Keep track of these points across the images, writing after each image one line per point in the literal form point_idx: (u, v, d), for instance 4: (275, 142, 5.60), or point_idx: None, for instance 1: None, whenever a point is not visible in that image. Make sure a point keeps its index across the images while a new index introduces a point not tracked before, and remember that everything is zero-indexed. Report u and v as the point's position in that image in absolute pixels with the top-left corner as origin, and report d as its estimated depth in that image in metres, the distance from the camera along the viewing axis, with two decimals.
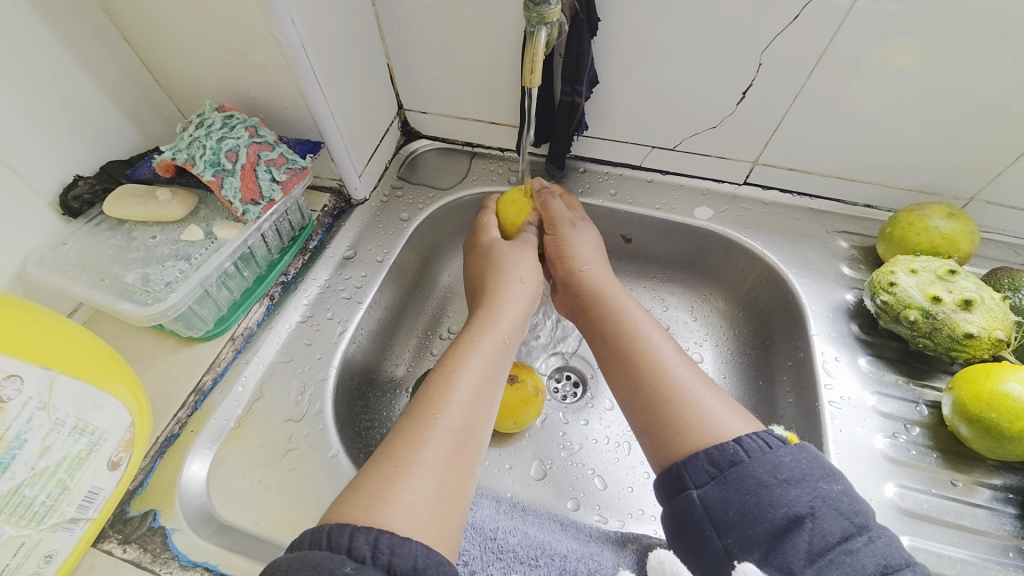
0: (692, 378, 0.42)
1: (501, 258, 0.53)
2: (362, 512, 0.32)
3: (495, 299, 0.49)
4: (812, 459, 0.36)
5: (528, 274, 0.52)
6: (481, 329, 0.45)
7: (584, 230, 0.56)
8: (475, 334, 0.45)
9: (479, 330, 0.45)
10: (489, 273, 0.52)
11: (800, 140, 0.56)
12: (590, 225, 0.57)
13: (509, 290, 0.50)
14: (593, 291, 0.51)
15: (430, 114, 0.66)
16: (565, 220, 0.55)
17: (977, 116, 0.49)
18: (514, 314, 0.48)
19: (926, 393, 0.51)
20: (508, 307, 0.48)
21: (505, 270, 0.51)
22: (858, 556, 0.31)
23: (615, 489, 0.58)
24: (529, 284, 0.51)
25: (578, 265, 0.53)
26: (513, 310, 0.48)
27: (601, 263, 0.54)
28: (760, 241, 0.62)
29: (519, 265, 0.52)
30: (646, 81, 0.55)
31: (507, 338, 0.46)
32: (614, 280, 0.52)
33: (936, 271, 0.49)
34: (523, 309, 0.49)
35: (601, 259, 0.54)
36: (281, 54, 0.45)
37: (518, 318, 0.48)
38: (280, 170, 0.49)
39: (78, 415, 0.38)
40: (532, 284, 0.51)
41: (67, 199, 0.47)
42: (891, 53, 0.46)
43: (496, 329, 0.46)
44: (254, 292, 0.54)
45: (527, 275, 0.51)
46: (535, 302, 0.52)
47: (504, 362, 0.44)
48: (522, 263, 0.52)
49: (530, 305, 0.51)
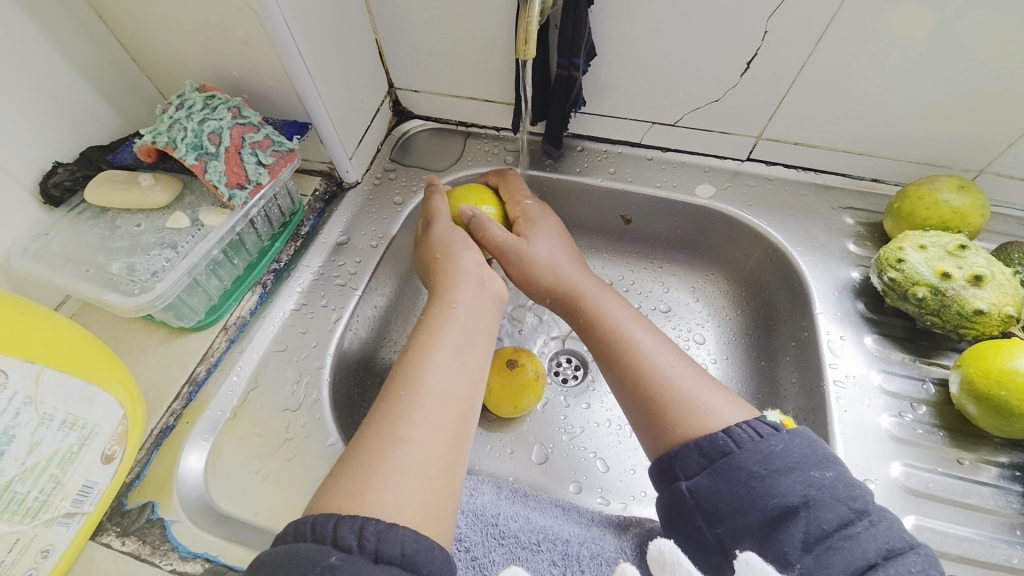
0: (681, 370, 0.41)
1: (444, 245, 0.50)
2: (343, 502, 0.31)
3: (449, 276, 0.47)
4: (806, 445, 0.35)
5: (452, 243, 0.50)
6: (436, 305, 0.44)
7: (535, 245, 0.52)
8: (433, 310, 0.44)
9: (443, 310, 0.44)
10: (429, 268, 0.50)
11: (805, 112, 0.54)
12: (545, 229, 0.53)
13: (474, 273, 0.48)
14: (569, 287, 0.50)
15: (422, 92, 0.64)
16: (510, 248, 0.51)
17: (990, 84, 0.47)
18: (478, 289, 0.46)
19: (932, 370, 0.50)
20: (462, 276, 0.47)
21: (441, 255, 0.49)
22: (857, 541, 0.30)
23: (617, 471, 0.57)
24: (456, 250, 0.49)
25: (547, 290, 0.51)
26: (466, 283, 0.46)
27: (570, 260, 0.52)
28: (765, 219, 0.60)
29: (456, 244, 0.50)
30: (646, 52, 0.53)
31: (464, 305, 0.44)
32: (591, 276, 0.51)
33: (946, 246, 0.47)
34: (478, 274, 0.48)
35: (570, 260, 0.52)
36: (262, 28, 0.43)
37: (477, 286, 0.47)
38: (266, 153, 0.48)
39: (67, 409, 0.37)
40: (477, 255, 0.49)
41: (47, 186, 0.45)
42: (903, 19, 0.44)
43: (450, 300, 0.45)
44: (246, 280, 0.53)
45: (442, 251, 0.49)
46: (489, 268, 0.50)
47: (472, 330, 0.43)
48: (483, 245, 0.50)
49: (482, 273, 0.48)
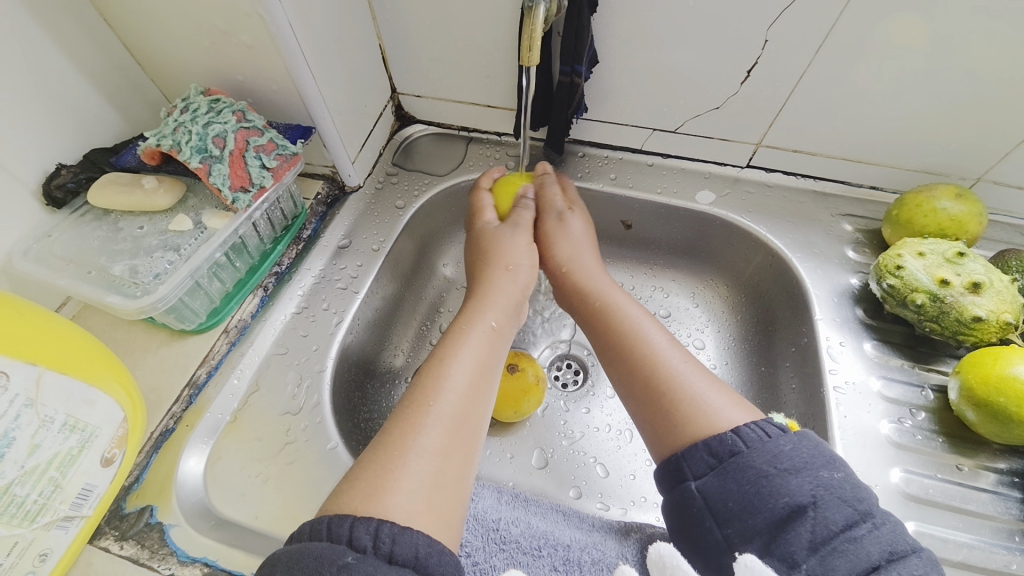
0: (689, 369, 0.41)
1: (493, 241, 0.52)
2: (361, 503, 0.31)
3: (485, 289, 0.47)
4: (814, 447, 0.35)
5: (521, 262, 0.50)
6: (472, 317, 0.44)
7: (572, 219, 0.54)
8: (468, 322, 0.44)
9: (468, 320, 0.44)
10: (475, 270, 0.51)
11: (804, 121, 0.55)
12: (582, 212, 0.56)
13: (498, 281, 0.48)
14: (583, 284, 0.51)
15: (425, 97, 0.64)
16: (552, 210, 0.55)
17: (987, 95, 0.48)
18: (506, 302, 0.47)
19: (931, 376, 0.51)
20: (501, 296, 0.47)
21: (492, 261, 0.50)
22: (862, 543, 0.30)
23: (617, 476, 0.57)
24: (518, 270, 0.49)
25: (561, 263, 0.53)
26: (504, 298, 0.47)
27: (590, 254, 0.53)
28: (764, 225, 0.61)
29: (510, 253, 0.50)
30: (647, 61, 0.53)
31: (498, 325, 0.45)
32: (606, 274, 0.52)
33: (944, 253, 0.48)
34: (516, 297, 0.48)
35: (595, 256, 0.53)
36: (267, 33, 0.43)
37: (509, 306, 0.47)
38: (270, 156, 0.48)
39: (68, 411, 0.37)
40: (524, 269, 0.50)
41: (50, 188, 0.45)
42: (900, 30, 0.45)
43: (487, 317, 0.45)
44: (247, 283, 0.53)
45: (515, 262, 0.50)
46: (528, 288, 0.50)
47: (497, 344, 0.43)
48: (513, 250, 0.50)
49: (523, 292, 0.49)
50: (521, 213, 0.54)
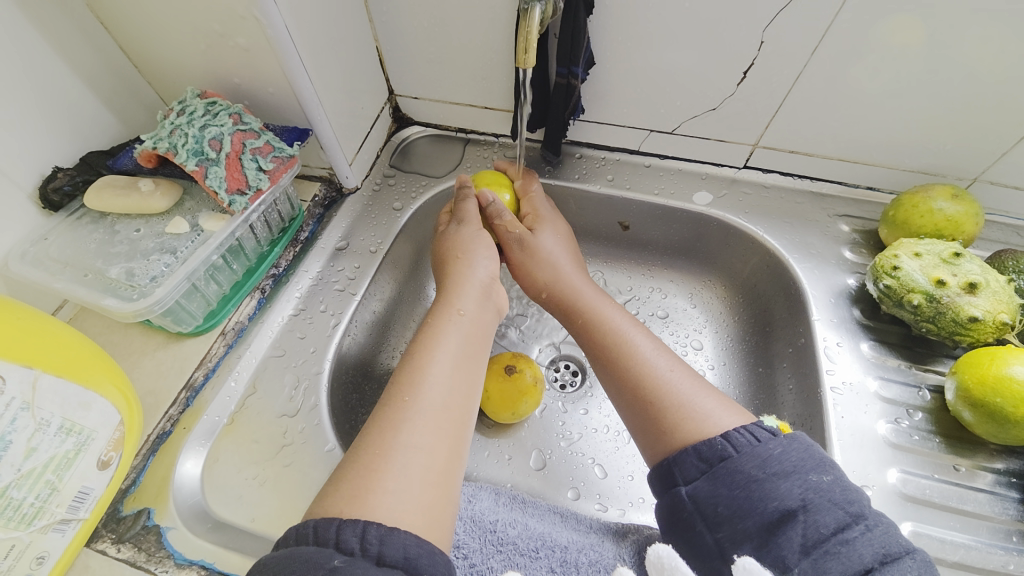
0: (677, 374, 0.42)
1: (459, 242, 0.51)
2: (346, 506, 0.31)
3: (450, 283, 0.48)
4: (804, 449, 0.35)
5: (475, 248, 0.50)
6: (439, 310, 0.44)
7: (540, 238, 0.54)
8: (435, 315, 0.44)
9: (440, 313, 0.44)
10: (440, 269, 0.51)
11: (801, 121, 0.55)
12: (547, 227, 0.55)
13: (471, 276, 0.48)
14: (568, 293, 0.51)
15: (422, 99, 0.64)
16: (513, 239, 0.53)
17: (983, 95, 0.48)
18: (477, 293, 0.47)
19: (928, 377, 0.51)
20: (467, 283, 0.47)
21: (456, 257, 0.50)
22: (854, 546, 0.30)
23: (615, 478, 0.57)
24: (472, 257, 0.49)
25: (542, 287, 0.53)
26: (470, 288, 0.47)
27: (569, 264, 0.53)
28: (761, 226, 0.61)
29: (466, 244, 0.50)
30: (644, 62, 0.53)
31: (468, 313, 0.45)
32: (589, 282, 0.52)
33: (941, 254, 0.48)
34: (481, 281, 0.48)
35: (571, 262, 0.54)
36: (263, 36, 0.43)
37: (478, 292, 0.47)
38: (267, 158, 0.48)
39: (65, 414, 0.37)
40: (483, 258, 0.50)
41: (46, 191, 0.45)
42: (896, 31, 0.45)
43: (454, 307, 0.45)
44: (244, 285, 0.53)
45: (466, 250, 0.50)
46: (494, 272, 0.50)
47: (474, 336, 0.43)
48: (471, 242, 0.50)
49: (490, 280, 0.49)
50: (466, 205, 0.53)
